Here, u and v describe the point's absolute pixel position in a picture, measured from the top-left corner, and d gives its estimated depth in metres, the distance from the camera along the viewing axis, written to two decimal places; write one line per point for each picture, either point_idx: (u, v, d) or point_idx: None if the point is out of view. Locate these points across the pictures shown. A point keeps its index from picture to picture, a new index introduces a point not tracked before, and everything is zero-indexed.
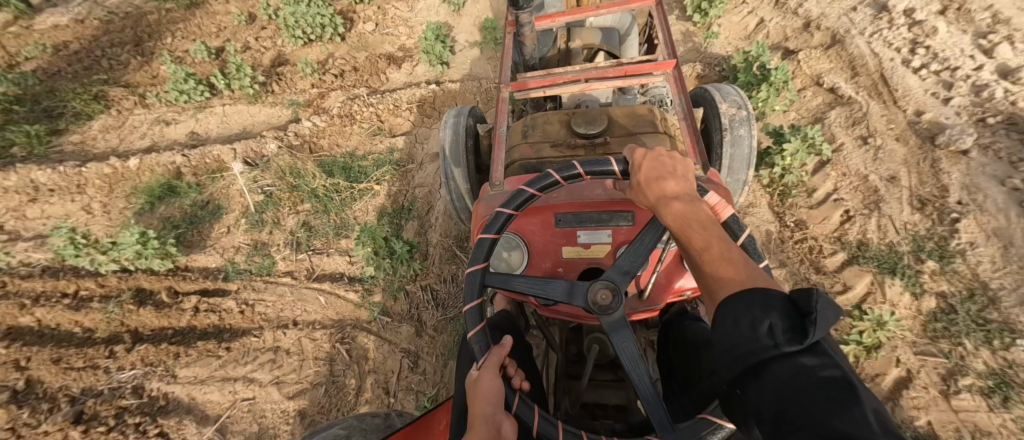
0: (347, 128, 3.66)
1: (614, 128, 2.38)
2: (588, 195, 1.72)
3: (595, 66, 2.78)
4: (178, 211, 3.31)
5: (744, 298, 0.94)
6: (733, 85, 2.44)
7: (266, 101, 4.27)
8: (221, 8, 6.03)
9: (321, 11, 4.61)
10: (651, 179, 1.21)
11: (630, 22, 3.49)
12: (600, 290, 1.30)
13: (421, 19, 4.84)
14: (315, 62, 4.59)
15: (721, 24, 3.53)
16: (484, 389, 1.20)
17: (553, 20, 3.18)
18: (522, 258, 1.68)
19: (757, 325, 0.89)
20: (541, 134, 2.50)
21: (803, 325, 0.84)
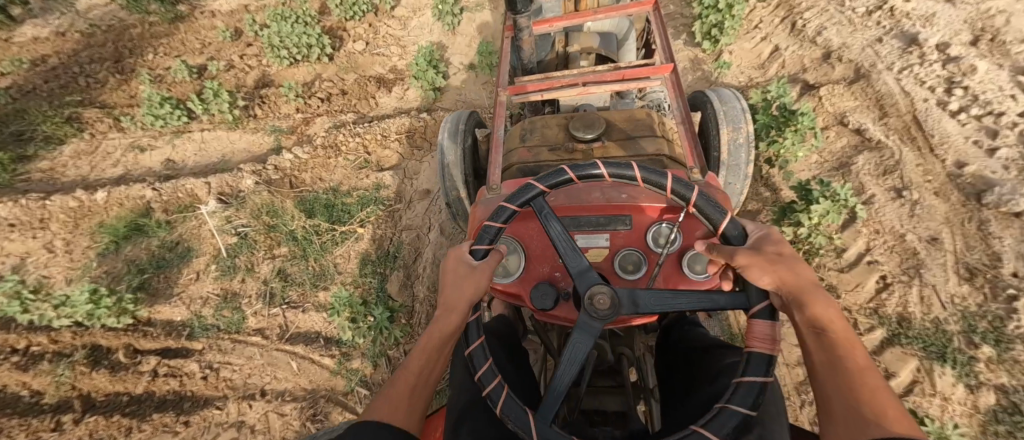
0: (331, 159, 3.40)
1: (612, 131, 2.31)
2: (585, 198, 1.69)
3: (593, 71, 2.72)
4: (144, 252, 3.05)
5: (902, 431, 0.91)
6: (733, 92, 2.41)
7: (247, 126, 4.01)
8: (207, 23, 5.81)
9: (308, 31, 4.38)
10: (792, 261, 1.19)
11: (628, 27, 3.35)
12: (598, 294, 1.29)
13: (414, 38, 4.61)
14: (302, 85, 4.36)
15: (731, 51, 3.32)
16: (466, 290, 1.34)
17: (551, 25, 2.95)
18: (519, 263, 1.66)
19: None
20: (540, 137, 2.38)
21: None
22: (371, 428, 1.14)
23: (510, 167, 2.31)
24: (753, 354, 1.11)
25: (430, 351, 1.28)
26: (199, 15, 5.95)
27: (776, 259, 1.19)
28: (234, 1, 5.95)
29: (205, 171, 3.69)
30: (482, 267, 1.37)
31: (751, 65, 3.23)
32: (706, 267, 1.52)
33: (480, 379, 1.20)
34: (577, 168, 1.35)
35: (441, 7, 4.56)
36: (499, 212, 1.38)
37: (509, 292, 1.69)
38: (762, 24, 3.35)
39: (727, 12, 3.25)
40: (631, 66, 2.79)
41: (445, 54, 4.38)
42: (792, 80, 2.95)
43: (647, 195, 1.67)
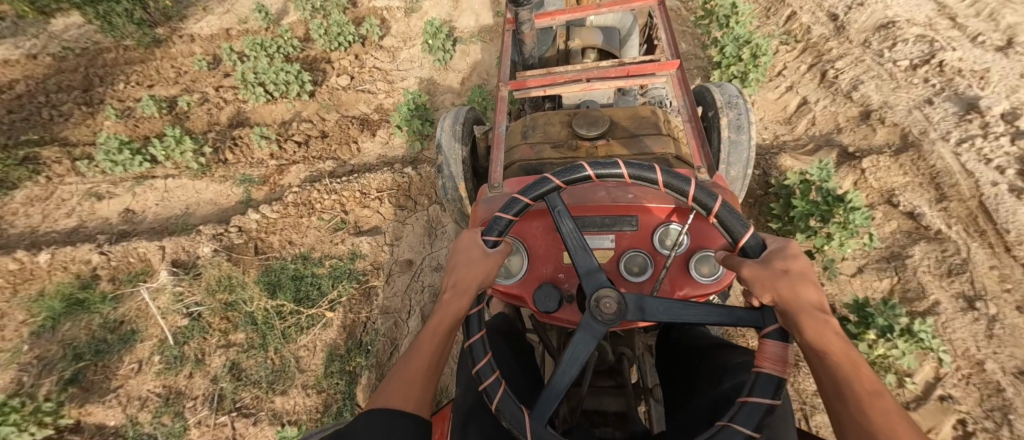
0: (303, 219, 3.04)
1: (615, 130, 2.34)
2: (590, 198, 1.61)
3: (598, 66, 2.63)
4: (83, 333, 2.66)
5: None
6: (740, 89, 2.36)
7: (216, 174, 3.63)
8: (184, 49, 5.47)
9: (287, 68, 4.06)
10: (799, 275, 1.06)
11: (631, 23, 3.34)
12: (604, 297, 1.16)
13: (403, 72, 4.28)
14: (279, 126, 3.99)
15: (754, 102, 2.98)
16: (476, 275, 1.23)
17: (553, 18, 2.90)
18: (522, 263, 1.57)
19: None
20: (542, 134, 2.43)
21: None
22: (382, 416, 1.07)
23: (511, 166, 2.34)
24: (761, 373, 0.98)
25: (438, 337, 1.20)
26: (178, 40, 5.63)
27: (782, 273, 1.06)
28: (216, 27, 5.76)
29: (166, 229, 3.32)
30: (493, 256, 1.26)
31: (775, 119, 2.89)
32: (712, 270, 1.48)
33: (477, 373, 1.10)
34: (596, 166, 1.21)
35: (432, 42, 4.24)
36: (510, 204, 1.27)
37: (510, 294, 1.60)
38: (787, 72, 3.02)
39: (752, 62, 2.97)
40: (635, 61, 2.67)
41: (436, 92, 4.05)
42: (825, 144, 2.58)
43: (654, 195, 1.60)
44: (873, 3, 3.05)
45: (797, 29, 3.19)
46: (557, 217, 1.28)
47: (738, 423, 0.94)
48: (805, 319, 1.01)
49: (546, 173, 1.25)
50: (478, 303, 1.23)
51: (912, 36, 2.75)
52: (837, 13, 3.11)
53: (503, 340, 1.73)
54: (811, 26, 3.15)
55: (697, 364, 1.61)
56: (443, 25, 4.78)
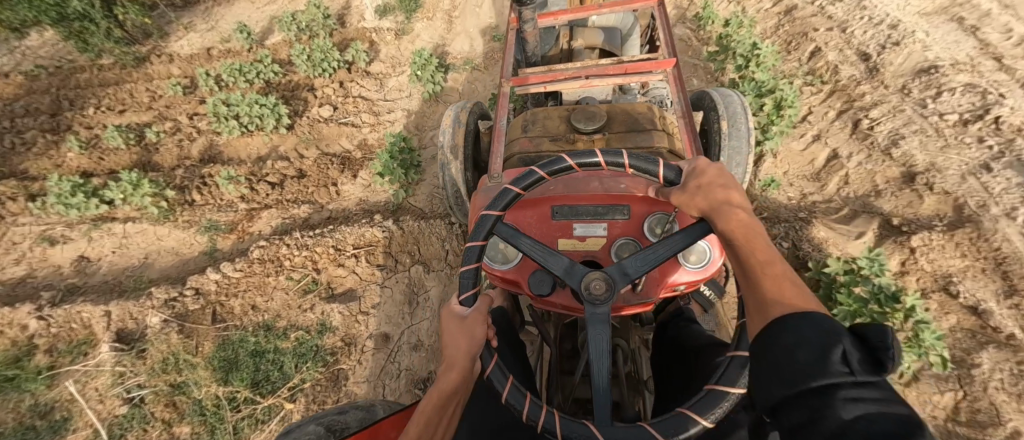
0: (269, 279, 2.70)
1: (612, 125, 2.50)
2: (583, 191, 1.71)
3: (596, 64, 2.82)
4: (9, 416, 2.32)
5: (814, 318, 0.83)
6: (734, 90, 2.56)
7: (180, 219, 3.30)
8: (161, 69, 5.16)
9: (264, 100, 3.79)
10: (733, 197, 1.17)
11: (632, 22, 3.48)
12: (594, 280, 1.21)
13: (391, 102, 3.99)
14: (253, 162, 3.66)
15: (777, 152, 2.65)
16: (462, 343, 1.22)
17: (556, 18, 3.12)
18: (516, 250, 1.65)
19: (823, 352, 0.76)
20: (541, 129, 2.59)
21: (877, 360, 0.72)
22: None
23: (511, 158, 2.55)
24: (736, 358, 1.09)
25: (432, 411, 1.19)
26: (156, 59, 5.32)
27: (722, 188, 1.19)
28: (197, 47, 5.49)
29: (119, 286, 2.98)
30: (472, 315, 1.25)
31: (802, 173, 2.56)
32: (698, 259, 1.56)
33: (527, 418, 1.08)
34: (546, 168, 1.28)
35: (420, 72, 4.00)
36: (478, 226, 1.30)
37: (507, 279, 1.68)
38: (812, 117, 2.71)
39: (775, 113, 2.65)
40: (632, 61, 2.87)
41: (424, 126, 3.72)
42: (864, 211, 2.24)
43: (643, 189, 1.69)
44: (909, 42, 2.74)
45: (823, 68, 2.88)
46: (513, 237, 1.35)
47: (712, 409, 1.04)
48: (728, 222, 1.12)
49: (506, 184, 1.28)
50: (488, 356, 1.20)
51: (959, 85, 2.43)
52: (868, 52, 2.80)
53: (505, 342, 1.75)
54: (838, 65, 2.84)
55: (688, 361, 1.55)
56: (436, 50, 4.50)
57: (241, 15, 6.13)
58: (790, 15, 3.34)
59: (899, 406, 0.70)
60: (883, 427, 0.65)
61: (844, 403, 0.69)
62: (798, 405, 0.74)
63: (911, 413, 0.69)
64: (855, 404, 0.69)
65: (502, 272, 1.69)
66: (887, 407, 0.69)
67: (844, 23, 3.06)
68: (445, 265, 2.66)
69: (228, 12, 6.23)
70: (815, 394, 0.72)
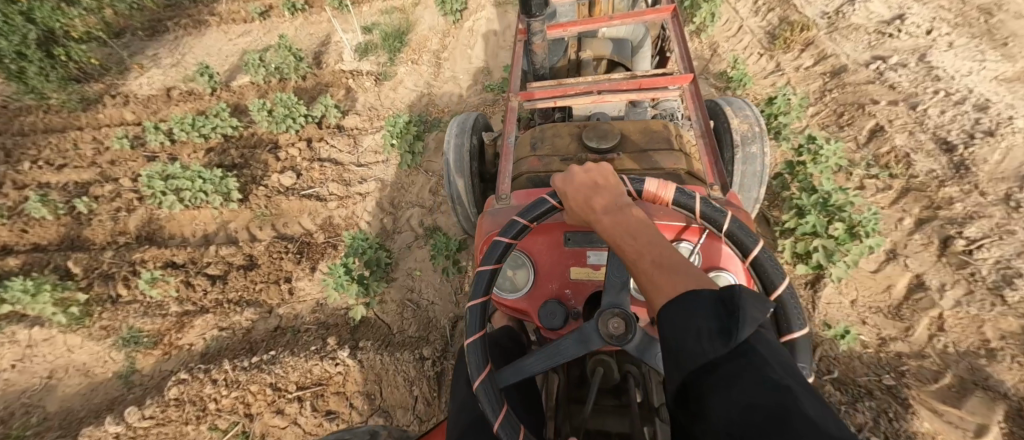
0: (185, 433, 2.08)
1: (627, 144, 2.14)
2: None
3: (608, 78, 2.53)
4: None
5: (686, 300, 0.90)
6: (745, 99, 2.38)
7: (97, 324, 2.70)
8: (114, 114, 4.59)
9: (212, 174, 3.23)
10: (603, 188, 1.19)
11: (643, 33, 3.16)
12: (611, 320, 1.17)
13: (365, 168, 3.41)
14: (197, 245, 3.08)
15: (843, 280, 2.05)
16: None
17: (564, 29, 2.83)
18: (526, 277, 1.58)
19: (690, 333, 0.85)
20: (551, 147, 2.25)
21: (728, 323, 0.82)
22: None
23: (518, 177, 2.19)
24: (796, 343, 1.10)
25: None
26: (110, 100, 4.76)
27: (588, 184, 1.20)
28: (158, 87, 4.95)
29: (9, 426, 2.39)
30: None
31: (877, 305, 1.98)
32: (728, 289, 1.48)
33: None
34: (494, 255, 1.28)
35: (397, 141, 3.46)
36: (483, 395, 1.19)
37: (516, 308, 1.60)
38: (885, 224, 2.16)
39: (847, 239, 2.03)
40: (646, 76, 2.61)
41: (400, 201, 3.14)
42: (977, 384, 1.65)
43: (665, 213, 1.59)
44: (1007, 131, 2.19)
45: (890, 157, 2.35)
46: (517, 369, 1.25)
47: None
48: (605, 224, 1.14)
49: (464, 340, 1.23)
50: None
51: None
52: (950, 140, 2.26)
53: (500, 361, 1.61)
54: (910, 153, 2.31)
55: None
56: (422, 101, 3.97)
57: (212, 48, 5.61)
58: (841, 80, 2.83)
59: (759, 349, 0.81)
60: (751, 385, 0.75)
61: (725, 378, 0.78)
62: (694, 389, 0.81)
63: (767, 352, 0.81)
64: (724, 375, 0.78)
65: (510, 302, 1.61)
66: (752, 360, 0.79)
67: (911, 97, 2.52)
68: (412, 418, 2.05)
69: (198, 45, 5.73)
70: (699, 377, 0.81)
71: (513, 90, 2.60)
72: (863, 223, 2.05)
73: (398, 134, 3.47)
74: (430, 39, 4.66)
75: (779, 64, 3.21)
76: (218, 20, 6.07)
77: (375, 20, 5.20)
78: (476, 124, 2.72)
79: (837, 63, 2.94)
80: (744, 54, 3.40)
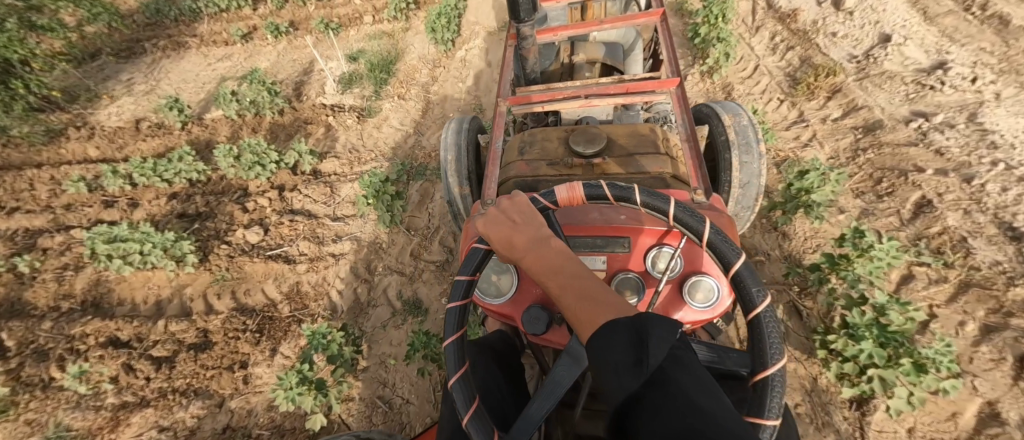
0: None
1: (613, 148, 2.18)
2: (584, 220, 1.64)
3: (597, 83, 2.53)
4: None
5: (603, 334, 0.80)
6: (737, 103, 2.33)
7: (23, 416, 2.34)
8: (77, 149, 4.25)
9: (167, 236, 2.86)
10: (519, 219, 1.08)
11: (634, 37, 3.13)
12: None
13: (341, 223, 3.07)
14: (147, 316, 2.74)
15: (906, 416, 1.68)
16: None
17: (556, 34, 2.84)
18: (510, 283, 1.62)
19: (612, 372, 0.75)
20: (539, 151, 2.27)
21: (642, 355, 0.73)
22: None
23: (506, 181, 2.21)
24: (739, 274, 1.06)
25: None
26: (74, 132, 4.40)
27: (506, 222, 1.07)
28: (128, 118, 4.61)
29: None
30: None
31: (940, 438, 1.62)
32: (706, 296, 1.47)
33: None
34: (453, 327, 1.12)
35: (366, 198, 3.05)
36: None
37: (501, 314, 1.66)
38: (945, 330, 1.80)
39: (912, 376, 1.61)
40: (634, 80, 2.63)
41: (376, 265, 2.79)
42: None
43: (650, 218, 1.61)
44: None
45: (945, 240, 2.02)
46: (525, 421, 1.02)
47: (771, 404, 0.91)
48: (526, 264, 1.02)
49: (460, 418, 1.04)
50: None
51: None
52: (1016, 226, 1.94)
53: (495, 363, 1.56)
54: (968, 237, 1.99)
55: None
56: (407, 143, 3.65)
57: (189, 73, 5.27)
58: (876, 138, 2.51)
59: (679, 376, 0.72)
60: (670, 418, 0.65)
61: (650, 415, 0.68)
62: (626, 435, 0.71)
63: (682, 375, 0.72)
64: (645, 414, 0.68)
65: (497, 307, 1.66)
66: (672, 392, 0.69)
67: (962, 166, 2.21)
68: None
69: (175, 69, 5.39)
70: (625, 418, 0.72)
71: (504, 96, 2.60)
72: (932, 358, 1.65)
73: (378, 193, 3.01)
74: (419, 69, 4.35)
75: (802, 112, 2.89)
76: (198, 42, 5.74)
77: (361, 47, 4.88)
78: (471, 127, 2.70)
79: (871, 116, 2.61)
80: (762, 99, 3.09)
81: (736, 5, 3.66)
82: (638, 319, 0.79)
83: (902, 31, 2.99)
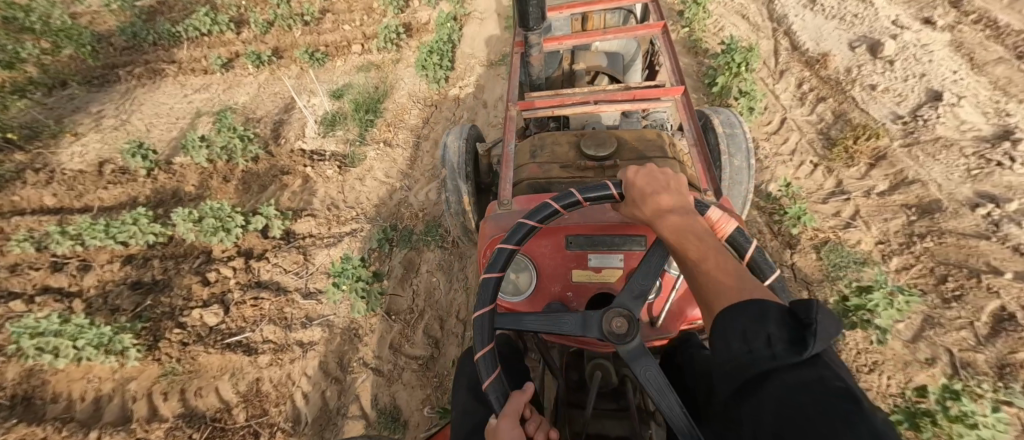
0: None
1: (623, 151, 1.92)
2: (598, 217, 1.39)
3: (603, 89, 2.23)
4: None
5: (746, 306, 0.77)
6: (730, 112, 2.38)
7: None
8: (32, 195, 3.85)
9: (105, 327, 2.46)
10: (670, 188, 1.04)
11: (636, 48, 2.79)
12: (617, 316, 1.08)
13: (313, 300, 2.69)
14: (81, 421, 2.34)
15: None
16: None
17: (561, 43, 2.47)
18: (528, 280, 1.39)
19: (753, 339, 0.72)
20: (550, 154, 2.01)
21: (801, 337, 0.68)
22: None
23: (518, 183, 1.94)
24: None
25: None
26: (31, 175, 4.00)
27: (657, 182, 1.05)
28: (91, 159, 4.21)
29: None
30: (506, 411, 1.00)
31: None
32: None
33: None
34: (539, 214, 1.14)
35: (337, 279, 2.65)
36: (476, 329, 1.10)
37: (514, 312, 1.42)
38: None
39: None
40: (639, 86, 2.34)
41: (349, 358, 2.42)
42: None
43: None
44: None
45: None
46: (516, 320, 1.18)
47: None
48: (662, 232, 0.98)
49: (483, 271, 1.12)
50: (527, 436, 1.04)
51: None
52: None
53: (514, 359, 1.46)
54: None
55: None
56: (392, 198, 3.28)
57: (163, 105, 4.88)
58: (935, 223, 2.15)
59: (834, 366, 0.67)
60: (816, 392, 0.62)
61: (792, 387, 0.64)
62: (749, 403, 0.69)
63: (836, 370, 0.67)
64: (785, 387, 0.65)
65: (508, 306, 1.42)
66: (824, 376, 0.65)
67: None
68: None
69: (148, 100, 5.00)
70: (755, 383, 0.69)
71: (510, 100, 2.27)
72: None
73: (350, 279, 2.63)
74: (409, 109, 3.98)
75: (841, 182, 2.51)
76: (176, 70, 5.35)
77: (347, 81, 4.52)
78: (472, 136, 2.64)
79: (925, 194, 2.26)
80: (794, 158, 2.70)
81: (758, 46, 3.32)
82: (798, 304, 0.73)
83: (953, 87, 2.63)
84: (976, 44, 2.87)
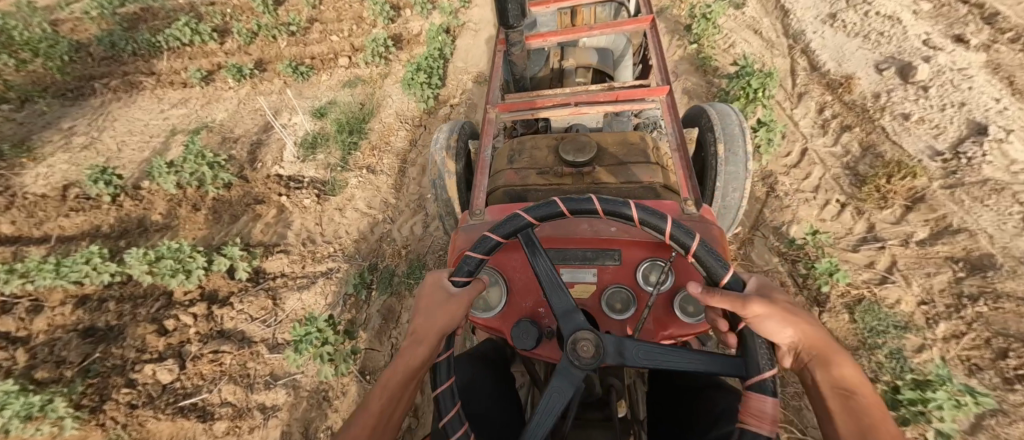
0: None
1: (604, 155, 1.68)
2: (568, 228, 1.29)
3: (585, 89, 2.05)
4: None
5: None
6: (726, 105, 2.16)
7: None
8: None
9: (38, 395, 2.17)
10: None
11: (625, 43, 2.56)
12: (582, 340, 0.97)
13: (279, 354, 2.41)
14: None
15: None
16: (438, 318, 1.00)
17: (546, 40, 2.28)
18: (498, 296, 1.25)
19: None
20: (529, 159, 1.74)
21: None
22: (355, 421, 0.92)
23: (492, 191, 1.70)
24: None
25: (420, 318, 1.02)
26: None
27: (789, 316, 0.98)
28: (55, 182, 3.92)
29: None
30: (459, 294, 1.02)
31: None
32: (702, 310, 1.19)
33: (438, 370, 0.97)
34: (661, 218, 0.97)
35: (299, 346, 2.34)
36: (509, 219, 1.04)
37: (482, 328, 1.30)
38: None
39: None
40: (623, 87, 2.12)
41: (316, 428, 2.15)
42: None
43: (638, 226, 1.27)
44: None
45: None
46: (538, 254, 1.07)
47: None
48: (840, 368, 0.90)
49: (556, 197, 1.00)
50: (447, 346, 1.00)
51: None
52: None
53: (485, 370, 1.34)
54: None
55: (686, 408, 1.20)
56: (373, 232, 3.00)
57: (137, 122, 4.60)
58: (988, 282, 1.88)
59: None
60: None
61: None
62: None
63: None
64: None
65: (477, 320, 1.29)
66: None
67: None
68: None
69: (123, 116, 4.71)
70: None
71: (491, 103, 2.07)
72: None
73: (314, 346, 2.31)
74: (396, 130, 3.70)
75: (873, 226, 2.23)
76: (154, 83, 5.05)
77: (332, 98, 4.24)
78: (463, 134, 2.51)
79: (974, 246, 1.99)
80: (819, 195, 2.41)
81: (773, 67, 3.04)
82: None
83: (999, 119, 2.35)
84: (1016, 66, 2.59)
